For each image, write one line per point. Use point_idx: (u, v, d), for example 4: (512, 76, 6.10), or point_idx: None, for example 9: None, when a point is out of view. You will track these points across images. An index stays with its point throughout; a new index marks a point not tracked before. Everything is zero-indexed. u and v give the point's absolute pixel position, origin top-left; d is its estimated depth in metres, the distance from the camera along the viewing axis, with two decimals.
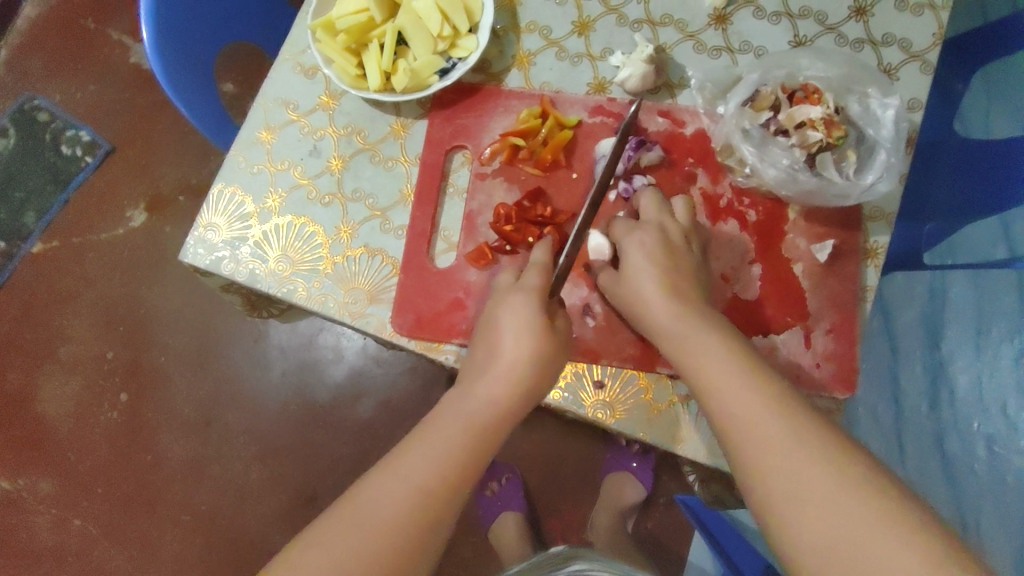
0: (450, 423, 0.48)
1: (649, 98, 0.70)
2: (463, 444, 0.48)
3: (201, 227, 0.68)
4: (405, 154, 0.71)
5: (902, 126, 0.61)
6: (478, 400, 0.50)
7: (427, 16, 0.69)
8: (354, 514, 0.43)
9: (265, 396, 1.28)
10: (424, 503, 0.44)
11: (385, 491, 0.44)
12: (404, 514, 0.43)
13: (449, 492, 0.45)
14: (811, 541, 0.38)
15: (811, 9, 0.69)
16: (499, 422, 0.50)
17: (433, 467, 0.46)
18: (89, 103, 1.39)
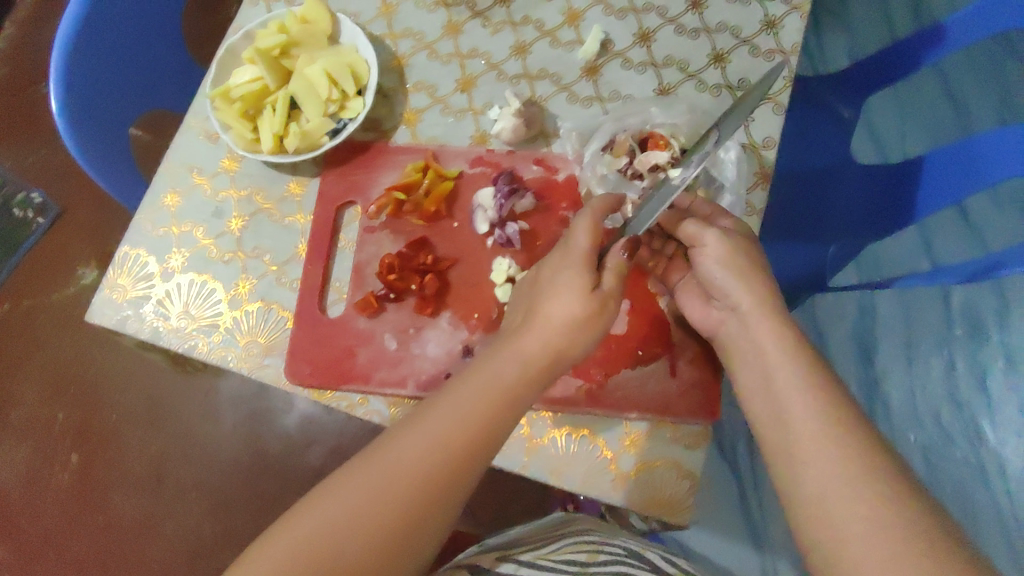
0: (476, 385, 0.53)
1: (526, 147, 0.75)
2: (428, 463, 0.49)
3: (108, 288, 0.75)
4: (301, 212, 0.76)
5: (743, 166, 0.71)
6: (491, 376, 0.54)
7: (317, 83, 0.74)
8: (382, 464, 0.50)
9: (218, 446, 1.42)
10: (444, 455, 0.50)
11: (349, 496, 0.48)
12: (422, 464, 0.49)
13: (410, 506, 0.48)
14: (816, 498, 0.49)
15: (674, 58, 0.77)
16: (468, 442, 0.51)
17: (397, 481, 0.49)
18: (39, 168, 1.60)
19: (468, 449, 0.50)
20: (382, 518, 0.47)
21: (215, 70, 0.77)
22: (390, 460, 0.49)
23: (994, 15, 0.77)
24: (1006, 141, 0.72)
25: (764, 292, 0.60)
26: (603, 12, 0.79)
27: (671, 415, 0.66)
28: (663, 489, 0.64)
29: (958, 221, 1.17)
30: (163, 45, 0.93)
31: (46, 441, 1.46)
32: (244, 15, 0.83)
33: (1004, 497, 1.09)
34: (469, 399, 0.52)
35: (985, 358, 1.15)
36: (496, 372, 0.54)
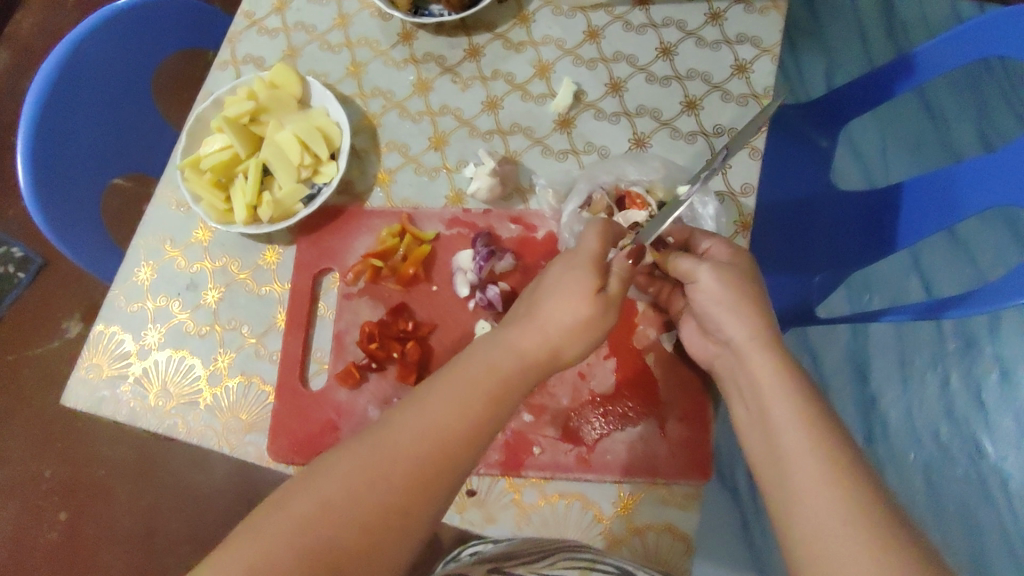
0: (472, 372, 0.52)
1: (502, 205, 0.74)
2: (426, 446, 0.48)
3: (83, 369, 0.73)
4: (277, 281, 0.75)
5: (722, 222, 0.71)
6: (484, 365, 0.53)
7: (288, 148, 0.73)
8: (374, 446, 0.47)
9: (212, 496, 1.35)
10: (439, 443, 0.48)
11: (344, 476, 0.46)
12: (418, 451, 0.48)
13: (408, 488, 0.46)
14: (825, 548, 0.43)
15: (646, 107, 0.77)
16: (468, 428, 0.50)
17: (395, 463, 0.47)
18: (26, 221, 1.51)
19: (467, 435, 0.49)
20: (378, 499, 0.45)
21: (184, 140, 0.76)
22: (388, 441, 0.48)
23: (964, 42, 0.75)
24: (978, 172, 0.73)
25: (765, 324, 0.56)
26: (573, 64, 0.79)
27: (663, 476, 0.65)
28: (657, 553, 0.63)
29: (948, 247, 1.24)
30: (134, 110, 0.92)
31: (32, 501, 1.38)
32: (213, 79, 0.84)
33: (1004, 511, 1.20)
34: (467, 384, 0.51)
35: (980, 374, 1.23)
36: (494, 360, 0.53)
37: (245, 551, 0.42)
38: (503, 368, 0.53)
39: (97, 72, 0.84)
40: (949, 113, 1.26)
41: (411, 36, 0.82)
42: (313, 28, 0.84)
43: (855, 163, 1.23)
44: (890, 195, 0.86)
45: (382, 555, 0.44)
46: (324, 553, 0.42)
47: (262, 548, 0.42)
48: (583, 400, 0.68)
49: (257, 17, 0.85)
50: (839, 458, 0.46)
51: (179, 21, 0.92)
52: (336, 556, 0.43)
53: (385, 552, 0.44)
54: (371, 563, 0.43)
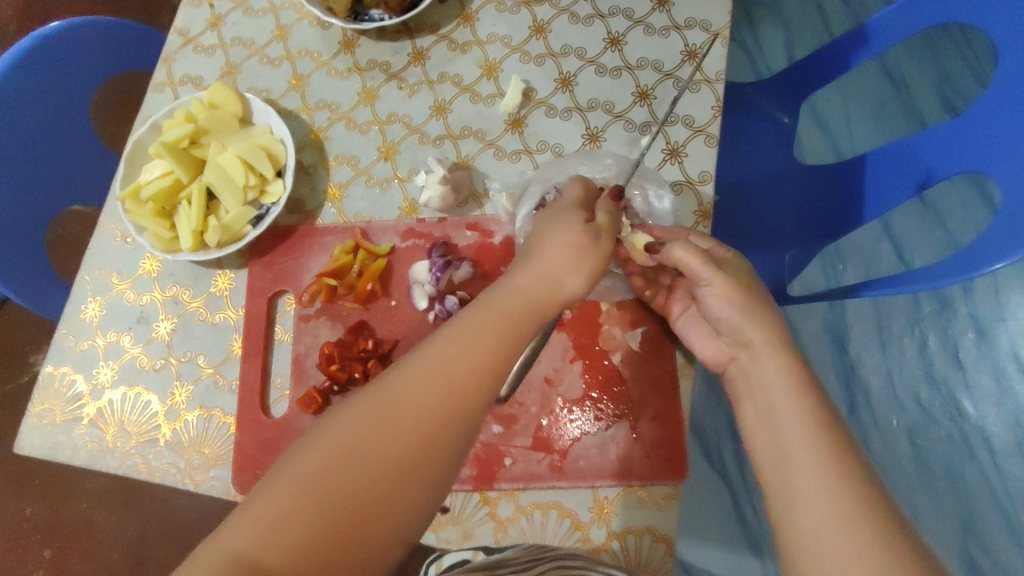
0: (478, 314, 0.51)
1: (457, 212, 0.72)
2: (435, 394, 0.47)
3: (35, 415, 0.70)
4: (231, 307, 0.73)
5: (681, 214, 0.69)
6: (489, 308, 0.51)
7: (231, 169, 0.70)
8: (384, 394, 0.46)
9: (199, 520, 1.30)
10: (451, 384, 0.47)
11: (357, 426, 0.45)
12: (430, 394, 0.47)
13: (424, 436, 0.45)
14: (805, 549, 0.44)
15: (598, 101, 0.75)
16: (479, 373, 0.48)
17: (408, 410, 0.46)
18: None
19: (479, 380, 0.48)
20: (392, 446, 0.44)
21: (123, 168, 0.72)
22: (395, 391, 0.46)
23: (927, 7, 0.72)
24: (945, 138, 0.70)
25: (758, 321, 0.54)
26: (521, 61, 0.77)
27: (638, 479, 0.64)
28: (639, 557, 0.61)
29: (919, 214, 1.23)
30: (71, 138, 0.89)
31: (14, 542, 1.33)
32: (150, 103, 0.81)
33: (990, 470, 1.19)
34: (477, 327, 0.49)
35: (957, 334, 1.24)
36: (499, 305, 0.51)
37: (261, 509, 0.41)
38: (509, 313, 0.51)
39: (27, 104, 0.81)
40: (910, 77, 1.25)
41: (353, 44, 0.79)
42: (251, 42, 0.81)
43: (821, 133, 1.24)
44: (854, 166, 0.83)
45: (405, 500, 0.43)
46: (342, 502, 0.42)
47: (278, 503, 0.41)
48: (553, 407, 0.66)
49: (191, 34, 0.82)
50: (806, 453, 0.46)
51: (113, 44, 0.89)
52: (352, 509, 0.42)
53: (403, 501, 0.43)
54: (389, 512, 0.43)
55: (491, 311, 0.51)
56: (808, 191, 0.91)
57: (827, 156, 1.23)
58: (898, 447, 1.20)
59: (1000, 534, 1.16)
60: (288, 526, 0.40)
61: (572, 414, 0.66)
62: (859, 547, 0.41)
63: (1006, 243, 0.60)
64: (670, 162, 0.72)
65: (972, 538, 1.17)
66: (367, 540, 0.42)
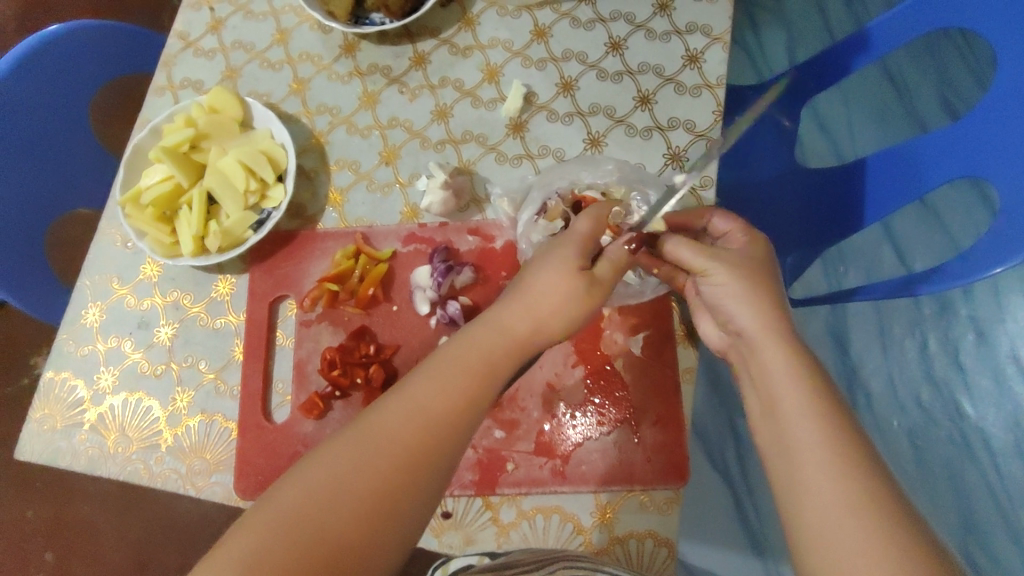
0: (459, 352, 0.52)
1: (458, 216, 0.73)
2: (413, 431, 0.48)
3: (35, 421, 0.70)
4: (232, 312, 0.73)
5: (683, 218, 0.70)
6: (470, 346, 0.53)
7: (231, 175, 0.70)
8: (363, 431, 0.47)
9: (200, 524, 1.30)
10: (429, 421, 0.48)
11: (335, 466, 0.45)
12: (409, 431, 0.48)
13: (399, 477, 0.46)
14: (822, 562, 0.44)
15: (600, 106, 0.75)
16: (456, 413, 0.49)
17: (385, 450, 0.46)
18: None
19: (456, 420, 0.49)
20: (370, 483, 0.45)
21: (123, 173, 0.72)
22: (374, 428, 0.47)
23: (933, 12, 0.72)
24: (944, 142, 0.71)
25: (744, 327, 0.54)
26: (522, 66, 0.77)
27: (639, 483, 0.64)
28: (640, 561, 0.61)
29: (919, 216, 1.24)
30: (70, 141, 0.89)
31: (14, 545, 1.32)
32: (150, 107, 0.80)
33: (990, 471, 1.20)
34: (452, 366, 0.51)
35: (957, 335, 1.24)
36: (480, 342, 0.53)
37: (238, 543, 0.41)
38: (488, 350, 0.53)
39: (26, 108, 0.81)
40: (910, 80, 1.25)
41: (354, 48, 0.79)
42: (251, 46, 0.81)
43: (822, 136, 1.25)
44: (856, 170, 0.83)
45: (380, 537, 0.44)
46: (318, 543, 0.42)
47: (254, 544, 0.41)
48: (555, 413, 0.67)
49: (192, 38, 0.82)
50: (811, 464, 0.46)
51: (113, 48, 0.89)
52: (327, 545, 0.42)
53: (379, 542, 0.44)
54: (364, 553, 0.43)
55: (470, 350, 0.52)
56: (805, 194, 0.91)
57: (827, 158, 1.23)
58: (898, 448, 1.20)
59: (1001, 535, 1.17)
60: (264, 561, 0.40)
61: (575, 419, 0.66)
62: (862, 553, 0.42)
63: (1007, 247, 0.61)
64: (672, 167, 0.72)
65: (972, 539, 1.17)
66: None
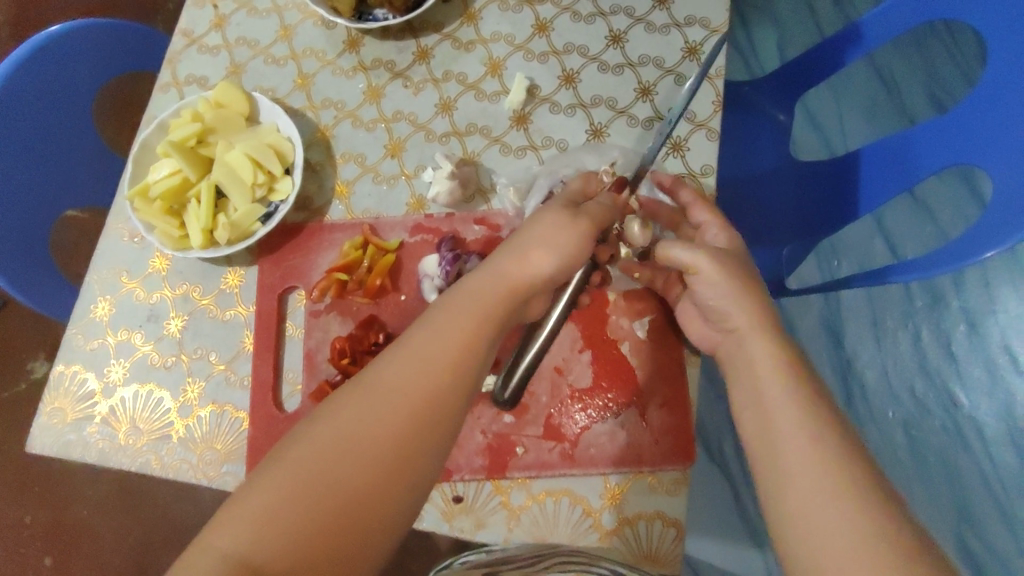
0: (453, 308, 0.53)
1: (464, 207, 0.74)
2: (416, 382, 0.49)
3: (46, 415, 0.70)
4: (242, 304, 0.73)
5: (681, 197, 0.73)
6: (465, 302, 0.53)
7: (239, 167, 0.70)
8: (367, 384, 0.48)
9: (200, 523, 1.30)
10: (431, 371, 0.49)
11: (340, 422, 0.46)
12: (411, 382, 0.48)
13: (406, 427, 0.47)
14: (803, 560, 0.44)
15: (601, 97, 0.76)
16: (456, 363, 0.50)
17: (388, 403, 0.47)
18: None
19: (456, 368, 0.50)
20: (376, 434, 0.46)
21: (130, 168, 0.73)
22: (377, 382, 0.48)
23: (920, 3, 0.74)
24: (940, 132, 0.71)
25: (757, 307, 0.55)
26: (525, 59, 0.78)
27: (647, 464, 0.65)
28: (649, 543, 0.62)
29: (909, 210, 1.26)
30: (72, 140, 0.90)
31: (13, 549, 1.31)
32: (156, 103, 0.81)
33: (984, 460, 1.21)
34: (447, 321, 0.52)
35: (948, 326, 1.26)
36: (475, 290, 0.54)
37: (249, 502, 0.43)
38: (485, 299, 0.54)
39: (28, 106, 0.82)
40: (898, 75, 1.27)
41: (358, 43, 0.80)
42: (255, 42, 0.82)
43: (813, 131, 1.26)
44: (848, 161, 0.84)
45: (391, 484, 0.45)
46: (329, 496, 0.43)
47: (265, 501, 0.42)
48: (563, 397, 0.68)
49: (196, 35, 0.83)
50: (820, 442, 0.47)
51: (116, 47, 0.90)
52: (339, 497, 0.44)
53: (389, 490, 0.45)
54: (375, 503, 0.44)
55: (468, 302, 0.53)
56: (799, 184, 0.93)
57: (820, 152, 1.25)
58: (891, 437, 1.22)
59: (995, 523, 1.18)
60: (277, 517, 0.42)
61: (582, 404, 0.67)
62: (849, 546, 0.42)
63: (996, 232, 0.62)
64: (673, 155, 0.74)
65: (968, 527, 1.19)
66: (355, 525, 0.43)
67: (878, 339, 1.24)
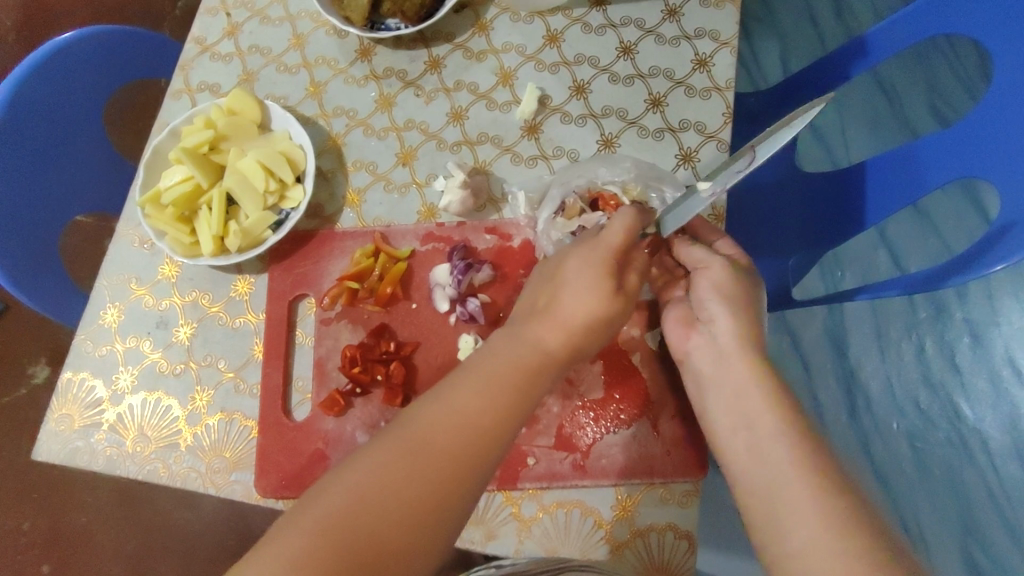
0: (501, 360, 0.53)
1: (475, 216, 0.74)
2: (454, 438, 0.49)
3: (53, 421, 0.70)
4: (251, 311, 0.73)
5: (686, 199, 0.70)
6: (511, 356, 0.54)
7: (251, 175, 0.70)
8: (405, 435, 0.49)
9: (197, 535, 1.28)
10: (470, 429, 0.50)
11: (381, 469, 0.47)
12: (449, 437, 0.49)
13: (437, 484, 0.47)
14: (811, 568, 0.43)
15: (612, 108, 0.76)
16: (492, 418, 0.51)
17: (422, 460, 0.48)
18: None
19: (492, 427, 0.50)
20: (414, 487, 0.47)
21: (142, 173, 0.73)
22: (416, 434, 0.49)
23: (921, 20, 0.75)
24: (947, 145, 0.71)
25: None
26: (536, 69, 0.78)
27: (660, 476, 0.65)
28: (661, 555, 0.62)
29: (912, 221, 1.26)
30: (83, 145, 0.90)
31: (11, 557, 1.30)
32: (168, 110, 0.81)
33: (989, 472, 1.21)
34: (494, 376, 0.52)
35: (952, 338, 1.26)
36: (509, 348, 0.54)
37: (285, 544, 0.43)
38: (521, 362, 0.53)
39: (41, 110, 0.82)
40: (902, 89, 1.28)
41: (369, 52, 0.81)
42: (268, 50, 0.82)
43: (818, 144, 1.28)
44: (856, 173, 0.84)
45: (423, 540, 0.46)
46: (360, 546, 0.44)
47: (301, 544, 0.43)
48: (574, 407, 0.67)
49: (209, 42, 0.83)
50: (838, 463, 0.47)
51: (127, 52, 0.90)
52: (371, 548, 0.44)
53: (421, 544, 0.45)
54: (405, 552, 0.45)
55: (507, 360, 0.53)
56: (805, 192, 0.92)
57: (823, 165, 1.26)
58: (896, 451, 1.22)
59: (1001, 537, 1.18)
60: (312, 560, 0.42)
61: (593, 417, 0.67)
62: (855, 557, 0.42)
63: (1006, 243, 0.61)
64: (684, 167, 0.74)
65: (973, 541, 1.18)
66: None
67: (883, 354, 1.24)
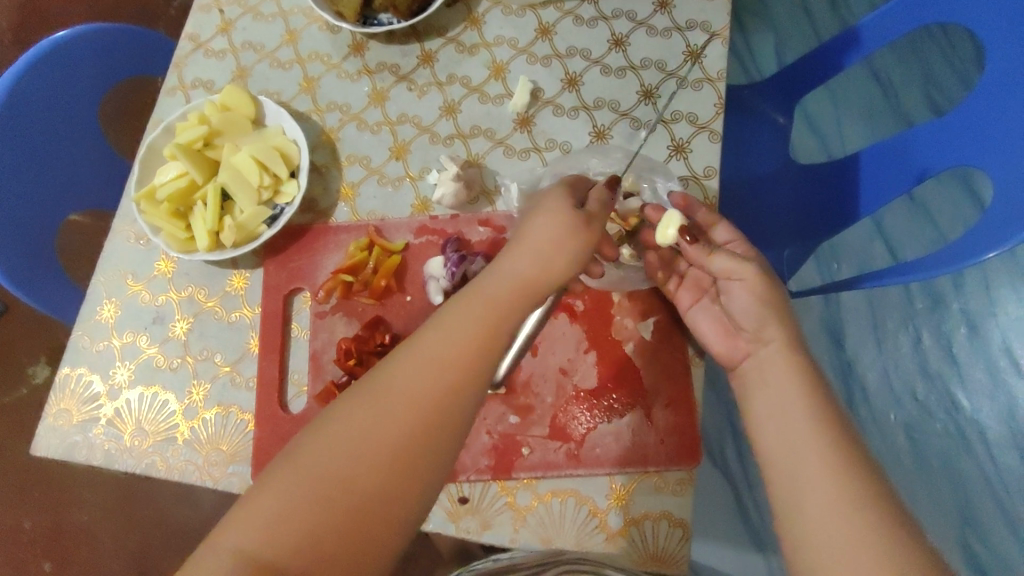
0: (470, 309, 0.52)
1: (469, 209, 0.74)
2: (425, 390, 0.49)
3: (52, 416, 0.70)
4: (247, 306, 0.74)
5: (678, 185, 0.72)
6: (481, 303, 0.52)
7: (245, 170, 0.71)
8: (376, 389, 0.49)
9: (197, 531, 1.29)
10: (440, 379, 0.49)
11: (354, 425, 0.47)
12: (421, 388, 0.49)
13: (410, 436, 0.47)
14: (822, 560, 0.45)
15: (604, 100, 0.77)
16: (463, 368, 0.50)
17: (393, 413, 0.48)
18: None
19: (463, 375, 0.50)
20: (386, 441, 0.47)
21: (137, 170, 0.73)
22: (386, 387, 0.49)
23: (912, 11, 0.75)
24: (938, 135, 0.71)
25: None
26: (528, 62, 0.79)
27: (654, 464, 0.65)
28: (656, 543, 0.62)
29: (908, 212, 1.26)
30: (80, 144, 0.90)
31: (11, 555, 1.30)
32: (162, 107, 0.82)
33: (987, 463, 1.21)
34: (463, 325, 0.51)
35: (949, 329, 1.26)
36: (481, 296, 0.53)
37: (263, 502, 0.45)
38: (490, 309, 0.52)
39: (38, 109, 0.83)
40: (896, 80, 1.28)
41: (362, 47, 0.81)
42: (261, 46, 0.82)
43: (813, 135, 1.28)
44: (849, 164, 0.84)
45: (399, 492, 0.46)
46: (336, 501, 0.45)
47: (279, 503, 0.44)
48: (568, 397, 0.68)
49: (202, 39, 0.84)
50: (828, 452, 0.48)
51: (122, 50, 0.91)
52: (348, 502, 0.45)
53: (398, 494, 0.46)
54: (381, 504, 0.46)
55: (475, 307, 0.52)
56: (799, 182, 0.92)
57: (818, 156, 1.26)
58: (893, 442, 1.22)
59: (999, 527, 1.18)
60: (290, 518, 0.44)
61: (586, 406, 0.67)
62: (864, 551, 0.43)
63: (1000, 231, 0.61)
64: (677, 158, 0.74)
65: (971, 531, 1.18)
66: (361, 527, 0.45)
67: (879, 344, 1.25)
